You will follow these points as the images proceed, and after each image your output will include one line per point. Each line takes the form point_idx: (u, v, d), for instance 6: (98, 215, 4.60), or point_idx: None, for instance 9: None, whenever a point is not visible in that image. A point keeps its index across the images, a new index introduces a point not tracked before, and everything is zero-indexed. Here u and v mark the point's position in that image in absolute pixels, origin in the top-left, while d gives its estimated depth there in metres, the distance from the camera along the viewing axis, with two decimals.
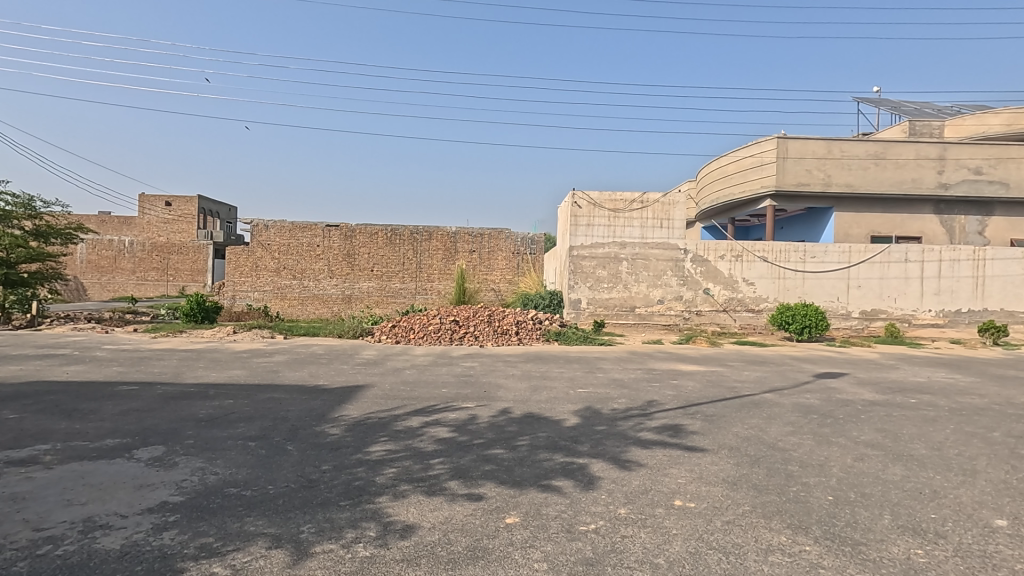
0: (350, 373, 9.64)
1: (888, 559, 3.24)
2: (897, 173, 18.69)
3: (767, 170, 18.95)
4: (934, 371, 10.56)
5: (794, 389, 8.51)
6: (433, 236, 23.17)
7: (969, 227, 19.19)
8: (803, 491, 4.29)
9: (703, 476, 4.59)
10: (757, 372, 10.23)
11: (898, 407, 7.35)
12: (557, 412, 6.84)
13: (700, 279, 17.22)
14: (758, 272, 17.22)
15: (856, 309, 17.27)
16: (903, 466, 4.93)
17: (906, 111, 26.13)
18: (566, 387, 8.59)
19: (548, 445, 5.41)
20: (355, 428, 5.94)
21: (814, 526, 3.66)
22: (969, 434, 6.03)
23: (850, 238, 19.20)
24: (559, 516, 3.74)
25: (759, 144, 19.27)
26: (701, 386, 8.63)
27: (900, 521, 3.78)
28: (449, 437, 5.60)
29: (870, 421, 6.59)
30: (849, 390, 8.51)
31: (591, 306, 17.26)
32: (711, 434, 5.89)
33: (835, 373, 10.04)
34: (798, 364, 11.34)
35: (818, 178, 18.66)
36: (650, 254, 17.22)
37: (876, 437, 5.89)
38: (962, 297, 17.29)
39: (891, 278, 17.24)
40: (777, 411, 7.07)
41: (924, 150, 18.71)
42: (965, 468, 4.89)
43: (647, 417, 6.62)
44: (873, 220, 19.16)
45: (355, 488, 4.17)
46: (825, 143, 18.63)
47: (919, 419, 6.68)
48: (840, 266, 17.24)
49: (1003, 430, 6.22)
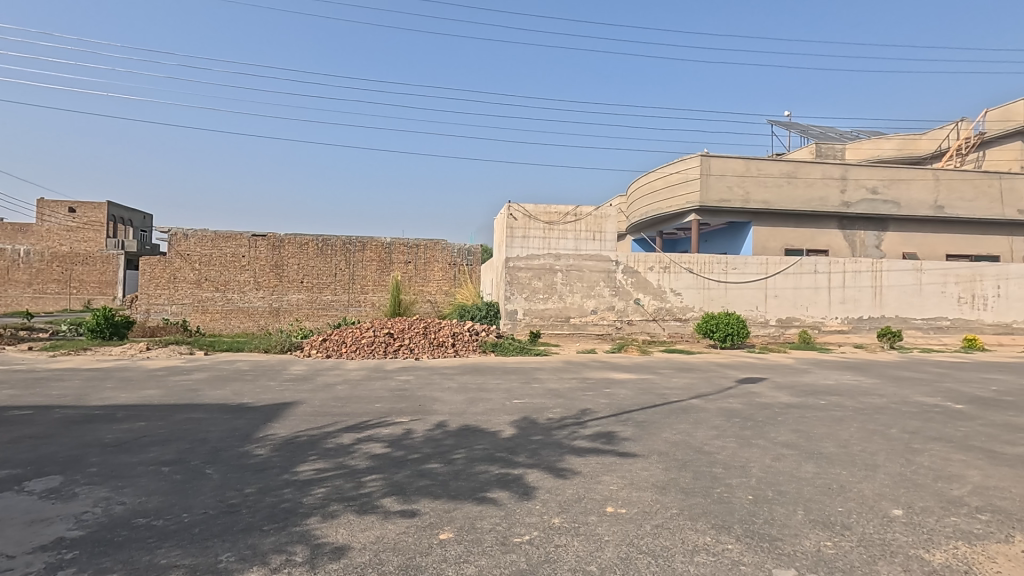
0: (277, 390, 9.18)
1: (801, 552, 3.47)
2: (807, 191, 20.24)
3: (691, 186, 19.93)
4: (840, 374, 11.41)
5: (718, 394, 8.94)
6: (366, 247, 22.63)
7: (868, 241, 20.92)
8: (726, 492, 4.51)
9: (634, 482, 4.72)
10: (685, 378, 10.67)
11: (811, 408, 7.89)
12: (494, 423, 6.83)
13: (632, 290, 17.81)
14: (685, 283, 18.03)
15: (773, 317, 18.43)
16: (814, 464, 5.29)
17: (813, 134, 28.37)
18: (503, 398, 8.59)
19: (485, 457, 5.39)
20: (283, 448, 5.67)
21: (735, 525, 3.85)
22: (871, 432, 6.56)
23: (767, 251, 20.52)
24: (493, 529, 3.73)
25: (684, 161, 20.24)
26: (633, 394, 8.89)
27: (811, 515, 4.05)
28: (383, 453, 5.47)
29: (786, 422, 7.03)
30: (767, 394, 9.04)
31: (526, 317, 17.44)
32: (643, 440, 6.06)
33: (754, 378, 10.65)
34: (722, 369, 11.97)
35: (738, 195, 19.85)
36: (584, 266, 17.63)
37: (791, 437, 6.30)
38: (864, 305, 18.85)
39: (803, 288, 18.55)
40: (703, 416, 7.37)
41: (828, 170, 20.40)
42: (868, 463, 5.33)
43: (581, 426, 6.73)
44: (786, 234, 20.56)
45: (281, 511, 3.97)
46: (743, 162, 19.89)
47: (828, 419, 7.20)
48: (758, 276, 18.35)
49: (899, 426, 6.83)
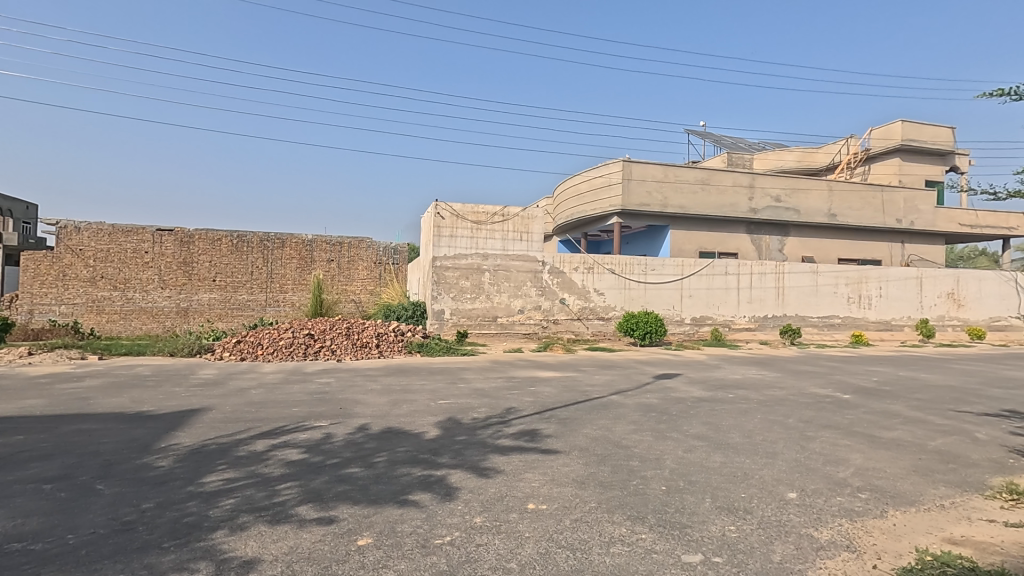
0: (183, 396, 8.55)
1: (708, 537, 3.69)
2: (719, 198, 21.55)
3: (614, 189, 20.64)
4: (747, 369, 12.25)
5: (637, 390, 9.32)
6: (285, 244, 21.61)
7: (772, 245, 22.58)
8: (642, 483, 4.71)
9: (555, 478, 4.83)
10: (606, 375, 11.04)
11: (720, 402, 8.42)
12: (418, 425, 6.73)
13: (557, 290, 18.18)
14: (607, 283, 18.65)
15: (689, 316, 19.45)
16: (722, 454, 5.64)
17: (725, 143, 30.21)
18: (428, 399, 8.50)
19: (408, 459, 5.30)
20: (188, 458, 5.29)
21: (649, 515, 4.03)
22: (772, 422, 7.09)
23: (683, 253, 21.64)
24: (414, 532, 3.68)
25: (608, 165, 20.93)
26: (557, 391, 9.08)
27: (718, 502, 4.32)
28: (300, 459, 5.25)
29: (698, 415, 7.45)
30: (682, 389, 9.54)
31: (453, 317, 17.33)
32: (565, 437, 6.21)
33: (670, 374, 11.21)
34: (642, 366, 12.49)
35: (657, 200, 20.79)
36: (511, 266, 17.78)
37: (702, 429, 6.68)
38: (769, 304, 20.32)
39: (715, 288, 19.73)
40: (623, 411, 7.65)
41: (738, 178, 21.82)
42: (769, 451, 5.75)
43: (505, 424, 6.79)
44: (701, 238, 21.77)
45: (184, 526, 3.70)
46: (662, 168, 20.86)
47: (735, 412, 7.70)
48: (675, 277, 19.31)
49: (796, 416, 7.43)
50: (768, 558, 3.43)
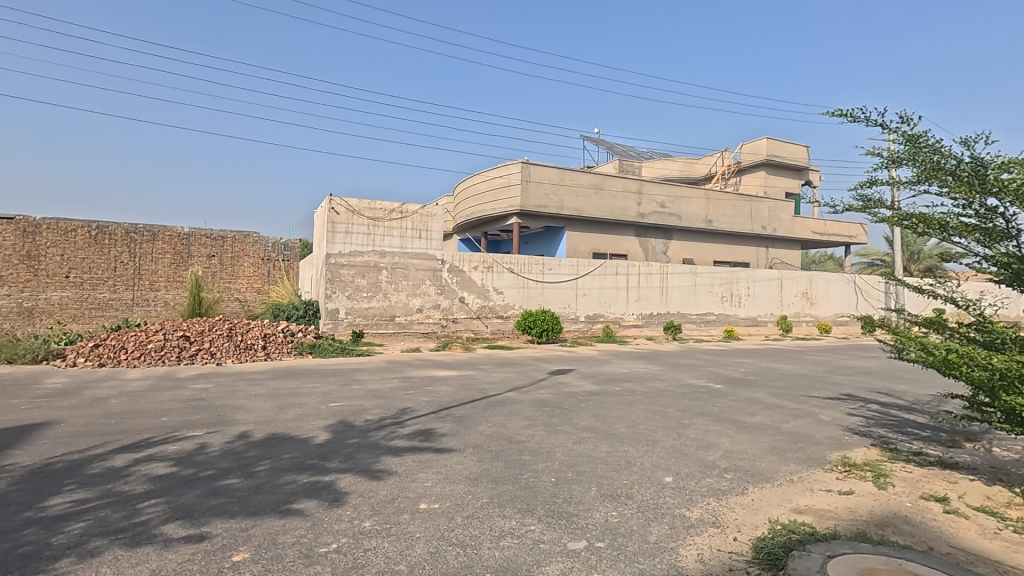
0: (23, 409, 7.44)
1: (592, 523, 3.89)
2: (611, 202, 22.71)
3: (513, 190, 21.00)
4: (634, 363, 13.04)
5: (532, 386, 9.57)
6: (157, 237, 19.58)
7: (658, 247, 24.23)
8: (533, 477, 4.84)
9: (449, 476, 4.83)
10: (503, 373, 11.21)
11: (609, 395, 8.89)
12: (306, 429, 6.41)
13: (457, 288, 18.17)
14: (506, 282, 18.94)
15: (583, 314, 20.30)
16: (608, 444, 5.96)
17: (617, 150, 31.91)
18: (319, 402, 8.11)
19: (294, 466, 5.03)
20: (27, 479, 4.61)
21: (539, 506, 4.16)
22: (654, 412, 7.61)
23: (578, 254, 22.55)
24: (297, 542, 3.50)
25: (507, 166, 21.25)
26: (454, 390, 9.07)
27: (602, 490, 4.56)
28: (168, 473, 4.78)
29: (588, 408, 7.81)
30: (574, 383, 9.94)
31: (348, 316, 16.69)
32: (460, 435, 6.22)
33: (564, 370, 11.64)
34: (538, 363, 12.85)
35: (554, 202, 21.47)
36: (409, 264, 17.49)
37: (591, 421, 7.01)
38: (654, 302, 21.77)
39: (607, 288, 20.77)
40: (518, 408, 7.82)
41: (628, 184, 23.13)
42: (649, 439, 6.17)
43: (400, 425, 6.66)
44: (594, 239, 22.82)
45: (17, 558, 3.22)
46: (559, 171, 21.58)
47: (622, 403, 8.17)
48: (570, 277, 20.06)
49: (674, 406, 8.04)
50: (646, 539, 3.68)
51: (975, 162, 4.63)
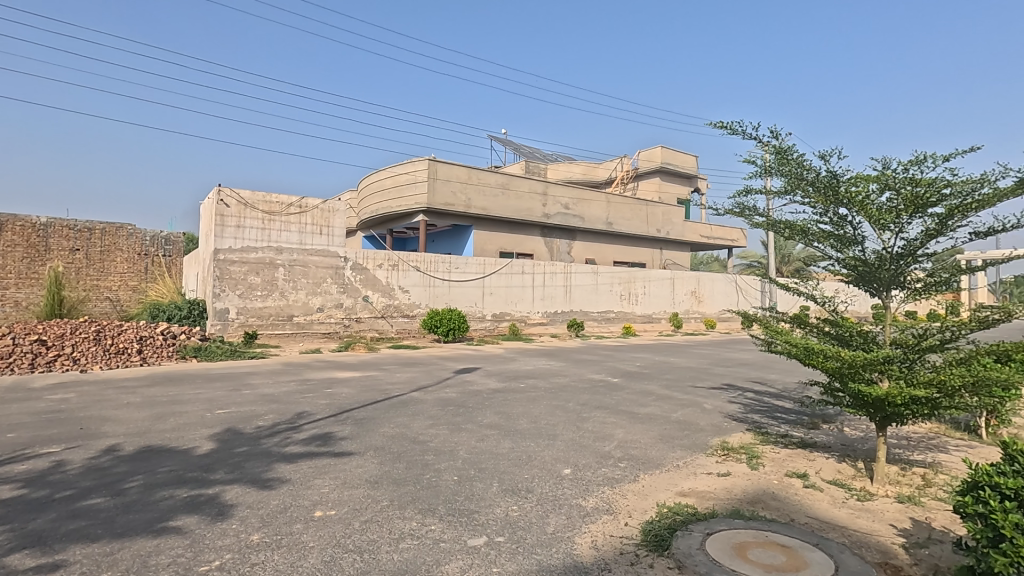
0: None
1: (493, 519, 3.93)
2: (517, 202, 23.08)
3: (419, 187, 20.68)
4: (538, 360, 13.37)
5: (437, 385, 9.50)
6: (5, 227, 17.07)
7: (562, 248, 25.00)
8: (435, 476, 4.81)
9: (347, 481, 4.66)
10: (408, 373, 11.02)
11: (513, 391, 9.04)
12: (188, 439, 5.89)
13: (360, 287, 17.58)
14: (412, 281, 18.61)
15: (489, 312, 20.45)
16: (511, 440, 6.07)
17: (524, 152, 32.48)
18: (204, 409, 7.49)
19: (172, 480, 4.60)
20: None
21: (440, 506, 4.14)
22: (555, 406, 7.85)
23: (485, 253, 22.71)
24: (174, 562, 3.21)
25: (413, 163, 20.87)
26: (355, 392, 8.77)
27: (504, 485, 4.63)
28: (13, 497, 4.18)
29: (492, 405, 7.89)
30: (479, 381, 10.01)
31: (240, 316, 15.57)
32: (360, 437, 6.04)
33: (470, 368, 11.67)
34: (443, 362, 12.77)
35: (461, 200, 21.43)
36: (309, 261, 16.66)
37: (494, 418, 7.10)
38: (558, 301, 22.44)
39: (513, 286, 21.09)
40: (422, 407, 7.73)
41: (534, 185, 23.64)
42: (550, 433, 6.36)
43: (295, 430, 6.33)
44: (501, 239, 23.10)
45: None
46: (466, 170, 21.57)
47: (525, 400, 8.35)
48: (476, 276, 20.13)
49: (575, 400, 8.36)
50: (544, 530, 3.79)
51: (830, 176, 5.21)
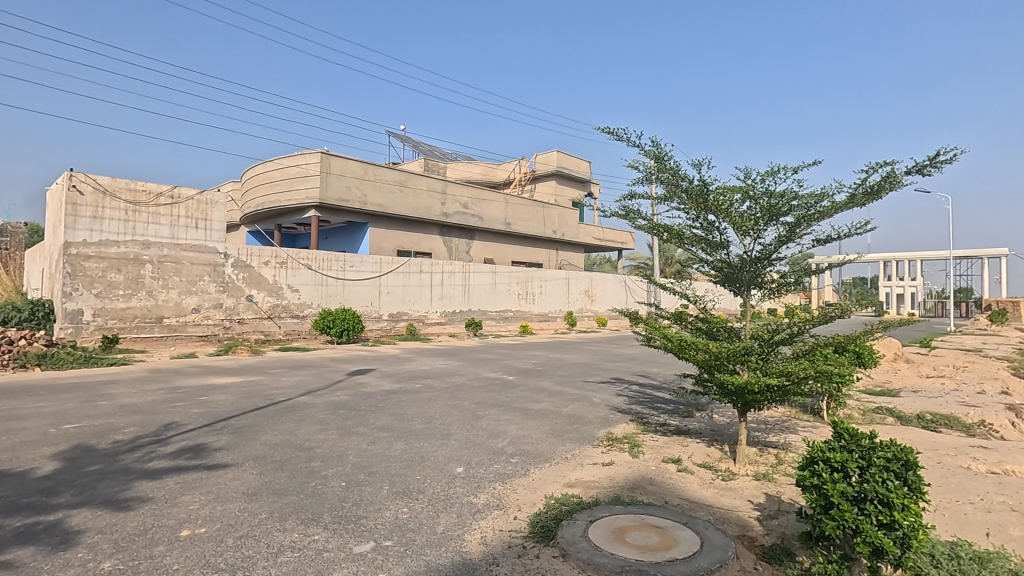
0: None
1: (381, 523, 3.84)
2: (416, 200, 22.71)
3: (310, 181, 19.63)
4: (435, 360, 13.27)
5: (327, 389, 9.09)
6: None
7: (461, 247, 25.01)
8: (320, 484, 4.60)
9: (221, 495, 4.31)
10: (296, 376, 10.43)
11: (408, 392, 8.90)
12: (25, 461, 5.12)
13: (243, 286, 16.34)
14: (302, 279, 17.65)
15: (386, 312, 19.93)
16: (403, 441, 5.97)
17: (423, 149, 32.05)
18: (47, 425, 6.55)
19: (0, 508, 3.97)
20: None
21: (324, 514, 3.97)
22: (450, 406, 7.84)
23: (382, 251, 22.11)
24: None
25: (304, 155, 19.76)
26: (235, 398, 8.14)
27: (394, 488, 4.54)
28: None
29: (385, 407, 7.70)
30: (373, 383, 9.73)
31: (97, 319, 13.81)
32: (238, 447, 5.62)
33: (363, 370, 11.29)
34: (335, 364, 12.25)
35: (356, 196, 20.68)
36: (182, 257, 15.18)
37: (387, 420, 6.93)
38: (457, 300, 22.42)
39: (410, 286, 20.74)
40: (309, 412, 7.35)
41: (433, 184, 23.40)
42: (444, 433, 6.34)
43: (161, 444, 5.73)
44: (398, 237, 22.62)
45: None
46: (361, 165, 20.85)
47: (420, 400, 8.25)
48: (372, 274, 19.53)
49: (470, 398, 8.40)
50: (433, 530, 3.77)
51: (701, 185, 5.70)
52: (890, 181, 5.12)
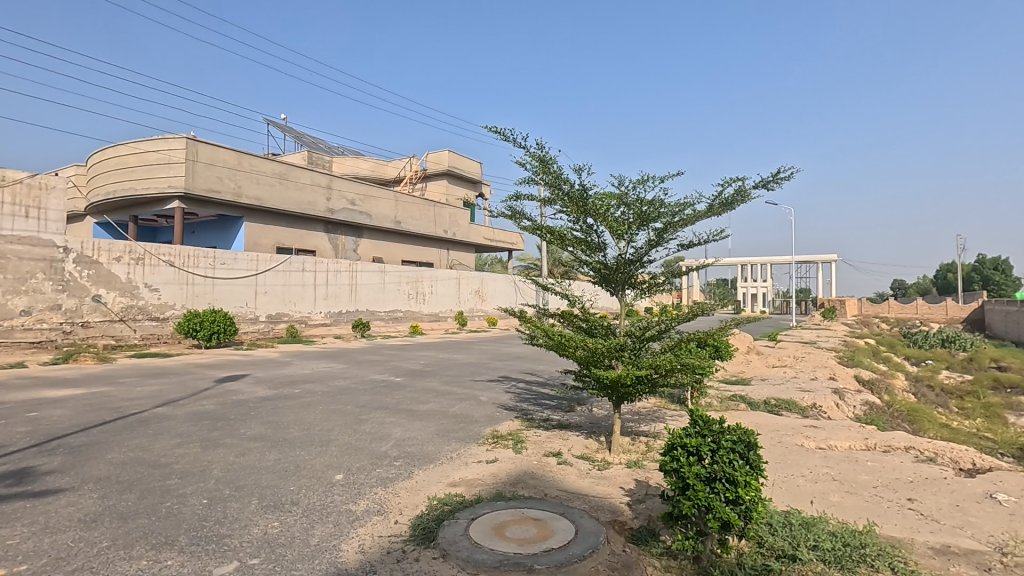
0: None
1: (247, 541, 3.57)
2: (297, 194, 21.42)
3: (174, 169, 17.74)
4: (317, 363, 12.61)
5: (190, 398, 8.26)
6: None
7: (347, 245, 24.01)
8: (177, 503, 4.17)
9: (50, 525, 3.75)
10: (153, 385, 9.36)
11: (285, 398, 8.36)
12: None
13: (89, 284, 14.34)
14: (163, 277, 15.89)
15: (263, 313, 18.57)
16: (277, 451, 5.60)
17: (306, 141, 30.33)
18: None
19: None
20: None
21: (180, 536, 3.60)
22: (331, 411, 7.49)
23: (258, 247, 20.58)
24: None
25: (165, 140, 17.81)
26: (74, 413, 7.12)
27: (264, 501, 4.24)
28: None
29: (258, 415, 7.18)
30: (245, 390, 9.01)
31: None
32: (75, 469, 4.92)
33: (235, 376, 10.42)
34: (202, 370, 11.19)
35: (229, 188, 19.04)
36: (8, 251, 12.98)
37: (260, 429, 6.46)
38: (343, 300, 21.50)
39: (291, 285, 19.52)
40: (168, 425, 6.64)
41: (316, 178, 22.24)
42: (323, 439, 6.04)
43: None
44: (277, 233, 21.20)
45: None
46: (235, 154, 19.26)
47: (298, 406, 7.79)
48: (247, 273, 18.11)
49: (353, 402, 8.09)
50: (306, 543, 3.58)
51: (582, 190, 5.99)
52: (741, 196, 5.74)
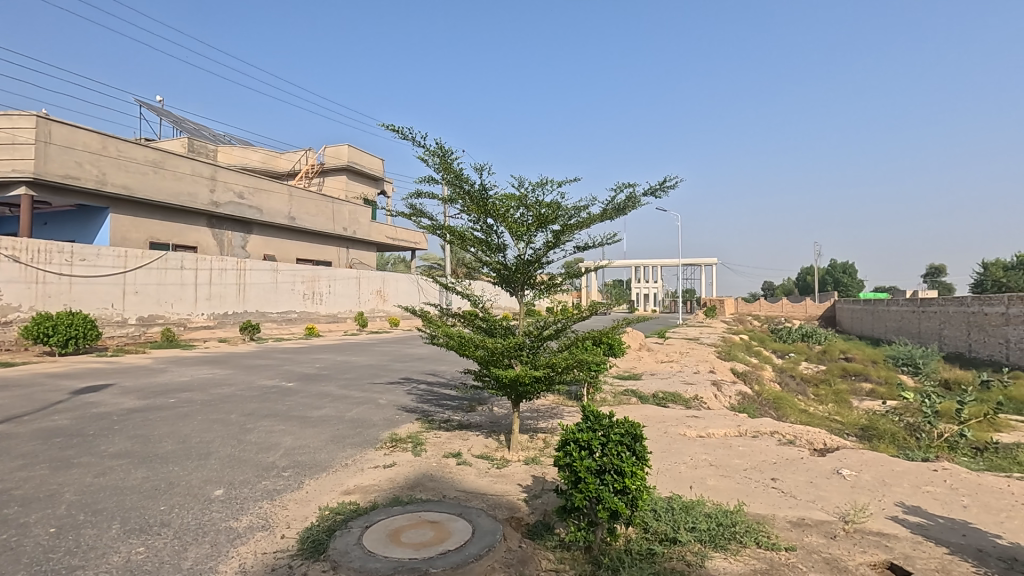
0: None
1: (106, 571, 3.18)
2: (175, 184, 19.52)
3: (20, 151, 15.45)
4: (197, 369, 11.57)
5: (39, 413, 7.22)
6: None
7: (235, 241, 22.28)
8: (16, 536, 3.61)
9: None
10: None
11: (157, 409, 7.58)
12: None
13: None
14: (5, 275, 13.76)
15: (133, 316, 16.71)
16: (146, 468, 5.05)
17: (186, 127, 27.75)
18: None
19: None
20: None
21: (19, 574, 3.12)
22: (211, 421, 6.90)
23: (128, 242, 18.50)
24: None
25: (9, 116, 15.46)
26: None
27: (127, 525, 3.81)
28: None
29: (124, 430, 6.43)
30: (109, 401, 8.05)
31: None
32: None
33: (96, 386, 9.27)
34: (56, 381, 9.84)
35: (91, 174, 16.93)
36: None
37: (126, 445, 5.80)
38: (229, 300, 19.93)
39: (168, 284, 17.76)
40: (7, 445, 5.74)
41: (198, 168, 20.42)
42: (201, 452, 5.55)
43: None
44: (151, 226, 19.19)
45: None
46: (98, 137, 17.16)
47: (173, 417, 7.09)
48: (114, 270, 16.22)
49: (238, 411, 7.51)
50: (177, 568, 3.25)
51: (482, 190, 6.00)
52: (632, 202, 6.06)
